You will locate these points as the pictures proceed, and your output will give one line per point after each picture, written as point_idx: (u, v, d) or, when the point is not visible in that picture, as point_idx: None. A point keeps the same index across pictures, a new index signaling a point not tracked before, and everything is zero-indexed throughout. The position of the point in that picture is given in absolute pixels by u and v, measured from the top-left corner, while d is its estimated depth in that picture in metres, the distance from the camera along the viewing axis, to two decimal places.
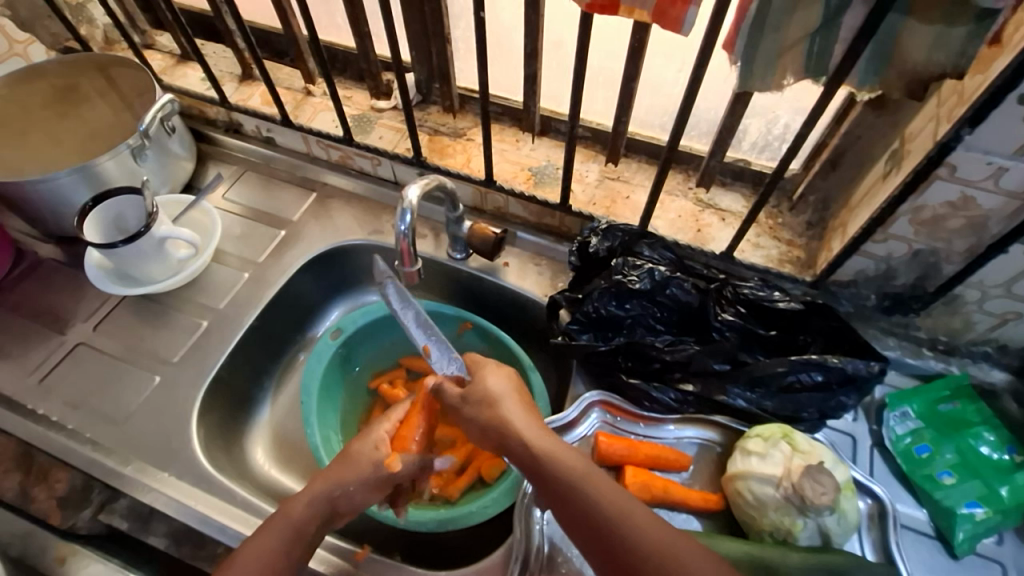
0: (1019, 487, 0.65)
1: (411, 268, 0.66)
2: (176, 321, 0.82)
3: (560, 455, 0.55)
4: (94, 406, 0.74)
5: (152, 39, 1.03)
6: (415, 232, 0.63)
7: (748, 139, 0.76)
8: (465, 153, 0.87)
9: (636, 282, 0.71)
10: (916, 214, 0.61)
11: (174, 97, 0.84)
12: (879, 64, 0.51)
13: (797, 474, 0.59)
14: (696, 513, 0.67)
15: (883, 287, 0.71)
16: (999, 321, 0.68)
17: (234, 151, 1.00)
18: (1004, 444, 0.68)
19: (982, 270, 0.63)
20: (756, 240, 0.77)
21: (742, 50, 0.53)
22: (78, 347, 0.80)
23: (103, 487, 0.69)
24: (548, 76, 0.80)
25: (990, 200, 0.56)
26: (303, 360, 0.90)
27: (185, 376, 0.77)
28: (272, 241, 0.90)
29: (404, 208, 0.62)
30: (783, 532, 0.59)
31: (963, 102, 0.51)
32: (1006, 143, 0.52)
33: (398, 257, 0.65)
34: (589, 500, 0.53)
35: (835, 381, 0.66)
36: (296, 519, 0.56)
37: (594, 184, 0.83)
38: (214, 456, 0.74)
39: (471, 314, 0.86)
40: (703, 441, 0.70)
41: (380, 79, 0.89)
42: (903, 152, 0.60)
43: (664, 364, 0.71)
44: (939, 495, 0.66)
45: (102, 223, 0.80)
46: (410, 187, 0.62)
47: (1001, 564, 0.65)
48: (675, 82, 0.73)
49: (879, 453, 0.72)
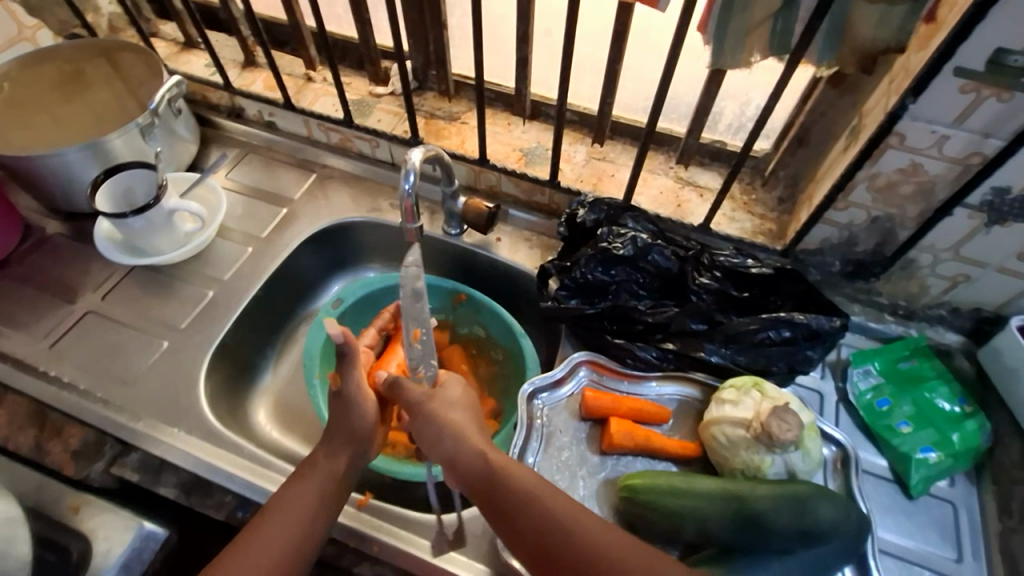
0: (968, 433, 0.71)
1: (411, 227, 0.68)
2: (183, 292, 0.86)
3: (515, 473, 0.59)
4: (105, 368, 0.78)
5: (156, 28, 1.07)
6: (417, 193, 0.65)
7: (723, 121, 0.83)
8: (459, 136, 0.92)
9: (620, 249, 0.76)
10: (873, 181, 0.67)
11: (182, 79, 0.88)
12: (834, 43, 0.58)
13: (765, 415, 0.64)
14: (674, 460, 0.72)
15: (847, 254, 0.77)
16: (950, 283, 0.74)
17: (235, 135, 1.04)
18: (956, 396, 0.74)
19: (933, 233, 0.69)
20: (731, 214, 0.83)
21: (715, 28, 0.59)
22: (87, 315, 0.83)
23: (116, 442, 0.73)
24: (538, 63, 0.86)
25: (936, 166, 0.63)
26: (303, 332, 0.94)
27: (191, 341, 0.81)
28: (275, 218, 0.94)
29: (409, 169, 0.64)
30: (753, 469, 0.64)
31: (908, 75, 0.58)
32: (947, 113, 0.58)
33: (403, 216, 0.68)
34: (533, 518, 0.56)
35: (802, 336, 0.71)
36: (328, 467, 0.63)
37: (581, 164, 0.89)
38: (219, 414, 0.78)
39: (466, 287, 0.91)
40: (683, 397, 0.76)
41: (379, 66, 0.94)
42: (861, 126, 0.66)
43: (646, 325, 0.76)
44: (897, 442, 0.72)
45: (113, 196, 0.83)
46: (412, 150, 0.64)
47: (953, 504, 0.71)
48: (656, 67, 0.80)
49: (843, 408, 0.77)
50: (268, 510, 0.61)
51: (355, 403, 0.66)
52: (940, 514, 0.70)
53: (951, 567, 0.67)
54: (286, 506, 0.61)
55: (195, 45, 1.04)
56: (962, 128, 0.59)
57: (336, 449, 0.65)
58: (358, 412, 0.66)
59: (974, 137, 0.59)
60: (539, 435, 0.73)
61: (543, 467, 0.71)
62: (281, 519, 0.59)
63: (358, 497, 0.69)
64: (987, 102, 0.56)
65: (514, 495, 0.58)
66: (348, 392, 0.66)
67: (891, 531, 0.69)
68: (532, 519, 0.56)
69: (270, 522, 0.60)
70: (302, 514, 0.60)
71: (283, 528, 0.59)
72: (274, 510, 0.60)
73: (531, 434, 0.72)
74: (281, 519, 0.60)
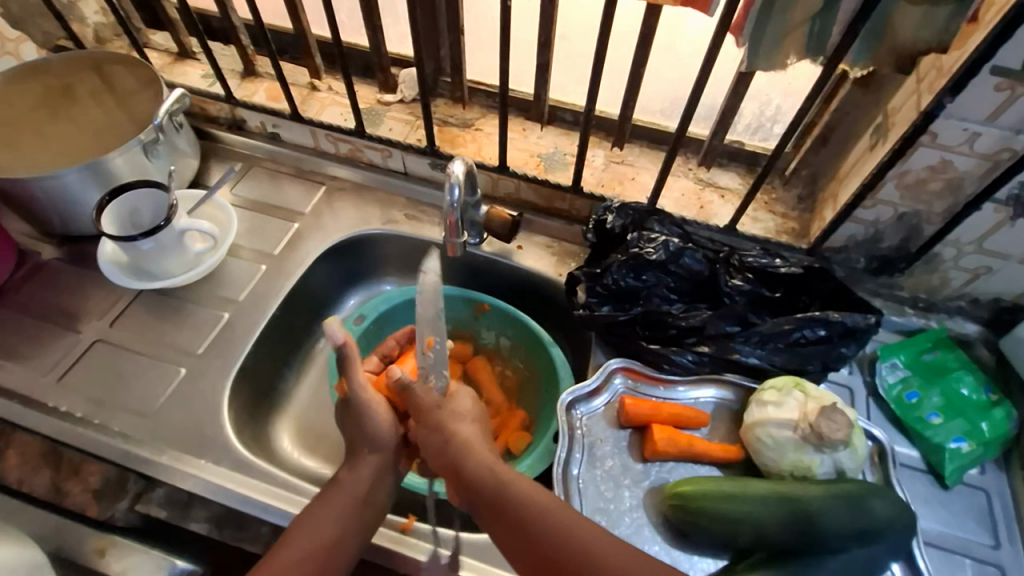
0: (997, 421, 0.73)
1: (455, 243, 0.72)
2: (196, 314, 0.82)
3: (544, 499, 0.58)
4: (120, 400, 0.74)
5: (147, 38, 1.02)
6: (462, 204, 0.68)
7: (743, 121, 0.83)
8: (476, 143, 0.90)
9: (652, 254, 0.76)
10: (902, 178, 0.68)
11: (186, 92, 0.84)
12: (872, 42, 0.59)
13: (813, 415, 0.65)
14: (717, 464, 0.72)
15: (871, 250, 0.78)
16: (972, 276, 0.76)
17: (237, 148, 1.00)
18: (981, 384, 0.76)
19: (959, 228, 0.70)
20: (754, 214, 0.84)
21: (751, 32, 0.59)
22: (95, 344, 0.79)
23: (139, 477, 0.70)
24: (557, 67, 0.86)
25: (966, 162, 0.64)
26: (321, 349, 0.92)
27: (210, 367, 0.77)
28: (286, 233, 0.91)
29: (452, 183, 0.67)
30: (802, 470, 0.65)
31: (943, 75, 0.59)
32: (980, 111, 0.59)
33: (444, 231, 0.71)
34: (562, 544, 0.54)
35: (836, 334, 0.72)
36: (353, 483, 0.63)
37: (601, 168, 0.88)
38: (245, 442, 0.74)
39: (488, 297, 0.90)
40: (720, 399, 0.76)
41: (389, 73, 0.92)
42: (888, 124, 0.67)
43: (680, 329, 0.76)
44: (929, 433, 0.73)
45: (118, 218, 0.79)
46: (455, 163, 0.66)
47: (985, 491, 0.73)
48: (678, 69, 0.80)
49: (873, 402, 0.79)
50: (292, 531, 0.60)
51: (363, 410, 0.66)
52: (973, 502, 0.72)
53: (989, 554, 0.69)
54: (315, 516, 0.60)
55: (190, 55, 1.00)
56: (994, 125, 0.60)
57: (358, 462, 0.65)
58: (369, 419, 0.66)
59: (1005, 134, 0.60)
60: (581, 446, 0.72)
61: (587, 478, 0.70)
62: (306, 537, 0.58)
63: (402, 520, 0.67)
64: (1021, 100, 0.57)
65: (543, 522, 0.56)
66: (356, 398, 0.66)
67: (929, 521, 0.70)
68: (562, 545, 0.54)
69: (294, 541, 0.58)
70: (328, 533, 0.59)
71: (308, 547, 0.58)
72: (300, 528, 0.59)
73: (573, 445, 0.71)
74: (307, 538, 0.59)
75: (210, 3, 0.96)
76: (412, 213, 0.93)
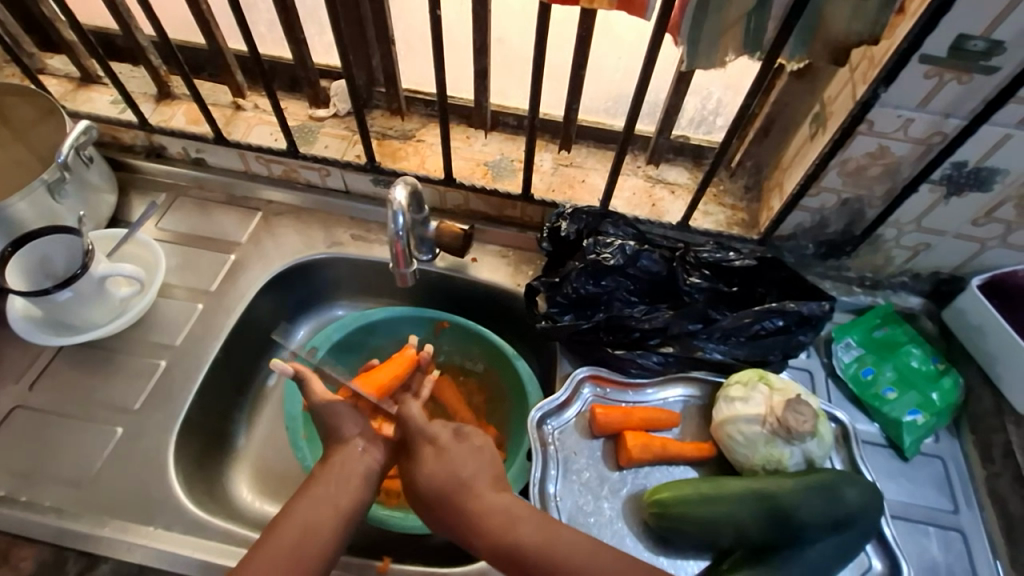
0: (946, 389, 0.76)
1: (405, 270, 0.69)
2: (130, 365, 0.76)
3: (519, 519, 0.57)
4: (50, 471, 0.68)
5: (43, 63, 0.92)
6: (408, 233, 0.65)
7: (687, 116, 0.82)
8: (418, 155, 0.86)
9: (610, 259, 0.75)
10: (843, 166, 0.69)
11: (93, 122, 0.77)
12: (807, 37, 0.60)
13: (780, 409, 0.66)
14: (691, 463, 0.72)
15: (819, 235, 0.80)
16: (913, 252, 0.79)
17: (158, 176, 0.92)
18: (929, 355, 0.79)
19: (899, 210, 0.72)
20: (704, 208, 0.84)
21: (689, 31, 0.58)
22: (15, 411, 0.72)
23: (80, 555, 0.63)
24: (496, 72, 0.83)
25: (901, 147, 0.66)
26: (274, 384, 0.86)
27: (151, 423, 0.71)
28: (222, 267, 0.84)
29: (395, 210, 0.64)
30: (774, 463, 0.66)
31: (875, 65, 0.59)
32: (912, 98, 0.61)
33: (393, 259, 0.67)
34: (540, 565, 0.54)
35: (793, 323, 0.73)
36: (325, 477, 0.61)
37: (550, 172, 0.86)
38: (199, 499, 0.69)
39: (446, 313, 0.87)
40: (688, 398, 0.76)
41: (318, 87, 0.87)
42: (825, 114, 0.68)
43: (643, 332, 0.75)
44: (887, 409, 0.76)
45: (25, 270, 0.71)
46: (396, 188, 0.64)
47: (941, 458, 0.76)
48: (617, 68, 0.79)
49: (832, 382, 0.80)
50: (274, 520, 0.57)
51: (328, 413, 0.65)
52: (932, 470, 0.75)
53: (950, 519, 0.72)
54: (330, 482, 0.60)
55: (95, 80, 0.91)
56: (926, 111, 0.62)
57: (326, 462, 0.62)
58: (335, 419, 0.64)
59: (936, 119, 0.62)
60: (556, 462, 0.70)
61: (564, 497, 0.68)
62: (289, 523, 0.56)
63: (378, 563, 0.64)
64: (948, 85, 0.59)
65: (520, 548, 0.55)
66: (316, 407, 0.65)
67: (895, 494, 0.73)
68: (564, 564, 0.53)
69: (280, 527, 0.56)
70: (309, 519, 0.56)
71: (290, 533, 0.55)
72: (284, 515, 0.57)
73: (547, 463, 0.70)
74: (289, 523, 0.56)
75: (111, 20, 0.87)
76: (358, 233, 0.88)
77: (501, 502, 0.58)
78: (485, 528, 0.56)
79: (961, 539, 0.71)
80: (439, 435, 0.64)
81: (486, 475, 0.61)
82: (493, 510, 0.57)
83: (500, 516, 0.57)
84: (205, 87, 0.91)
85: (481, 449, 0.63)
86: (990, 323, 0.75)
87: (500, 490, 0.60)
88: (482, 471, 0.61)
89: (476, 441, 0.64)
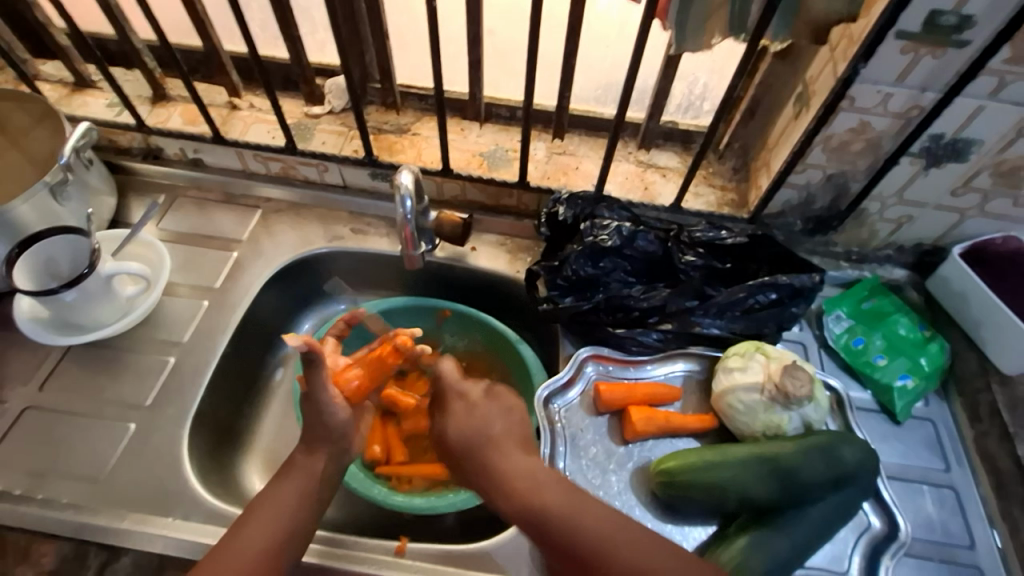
0: (934, 355, 0.79)
1: (413, 253, 0.73)
2: (138, 363, 0.77)
3: (539, 482, 0.58)
4: (65, 468, 0.68)
5: (36, 69, 0.93)
6: (415, 217, 0.68)
7: (675, 102, 0.85)
8: (414, 148, 0.88)
9: (607, 240, 0.77)
10: (827, 143, 0.72)
11: (93, 124, 0.78)
12: (787, 19, 0.63)
13: (777, 376, 0.69)
14: (694, 435, 0.74)
15: (806, 212, 0.82)
16: (896, 225, 0.82)
17: (156, 178, 0.93)
18: (916, 323, 0.82)
19: (881, 183, 0.76)
20: (695, 190, 0.87)
21: (677, 14, 0.61)
22: (26, 411, 0.72)
23: (100, 548, 0.64)
24: (489, 64, 0.85)
25: (882, 122, 0.69)
26: (280, 379, 0.87)
27: (163, 418, 0.72)
28: (225, 264, 0.85)
29: (402, 195, 0.67)
30: (773, 428, 0.69)
31: (853, 43, 0.62)
32: (889, 74, 0.64)
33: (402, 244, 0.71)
34: (557, 514, 0.55)
35: (786, 296, 0.76)
36: (308, 464, 0.61)
37: (544, 160, 0.88)
38: (213, 491, 0.70)
39: (448, 302, 0.88)
40: (688, 372, 0.78)
41: (314, 84, 0.88)
42: (808, 93, 0.71)
43: (642, 310, 0.77)
44: (878, 375, 0.79)
45: (32, 271, 0.72)
46: (401, 174, 0.66)
47: (932, 420, 0.79)
48: (606, 57, 0.82)
49: (825, 353, 0.83)
50: (246, 514, 0.58)
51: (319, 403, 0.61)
52: (923, 432, 0.78)
53: (943, 477, 0.75)
54: (294, 475, 0.60)
55: (90, 84, 0.92)
56: (903, 86, 0.65)
57: (316, 447, 0.62)
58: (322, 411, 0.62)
59: (913, 93, 0.65)
60: (563, 439, 0.72)
61: (574, 472, 0.70)
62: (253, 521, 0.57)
63: (395, 543, 0.65)
64: (923, 60, 0.62)
65: (545, 512, 0.55)
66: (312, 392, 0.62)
67: (889, 456, 0.76)
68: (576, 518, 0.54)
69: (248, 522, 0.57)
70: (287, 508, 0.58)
71: (255, 530, 0.56)
72: (251, 512, 0.58)
73: (555, 439, 0.72)
74: (263, 515, 0.57)
75: (105, 25, 0.88)
76: (358, 227, 0.90)
77: (524, 464, 0.59)
78: (513, 490, 0.57)
79: (954, 495, 0.74)
80: (470, 392, 0.65)
81: (515, 436, 0.62)
82: (518, 473, 0.58)
83: (524, 477, 0.58)
84: (200, 88, 0.92)
85: (511, 411, 0.64)
86: (973, 289, 0.78)
87: (524, 452, 0.61)
88: (511, 431, 0.62)
89: (508, 401, 0.65)
